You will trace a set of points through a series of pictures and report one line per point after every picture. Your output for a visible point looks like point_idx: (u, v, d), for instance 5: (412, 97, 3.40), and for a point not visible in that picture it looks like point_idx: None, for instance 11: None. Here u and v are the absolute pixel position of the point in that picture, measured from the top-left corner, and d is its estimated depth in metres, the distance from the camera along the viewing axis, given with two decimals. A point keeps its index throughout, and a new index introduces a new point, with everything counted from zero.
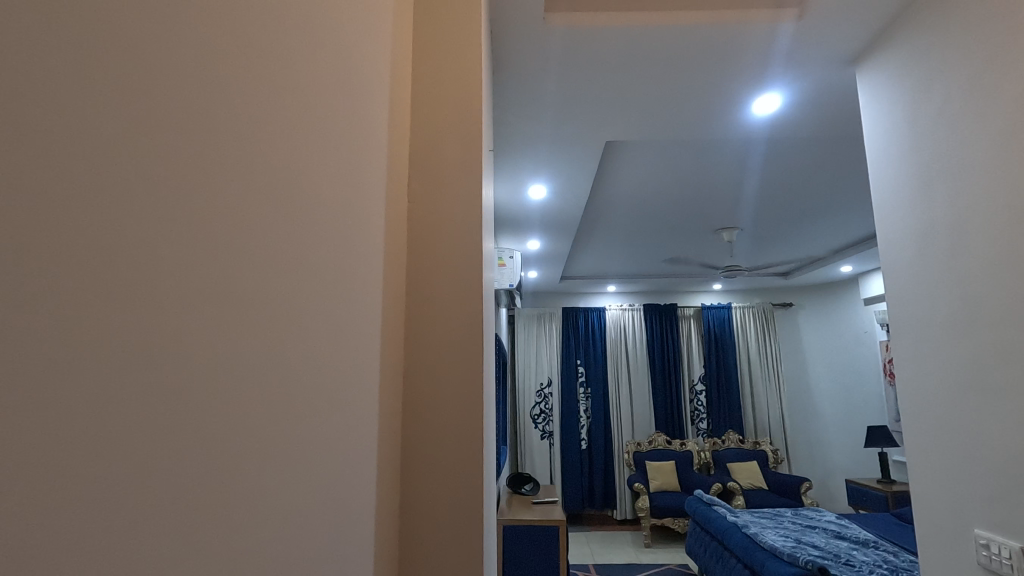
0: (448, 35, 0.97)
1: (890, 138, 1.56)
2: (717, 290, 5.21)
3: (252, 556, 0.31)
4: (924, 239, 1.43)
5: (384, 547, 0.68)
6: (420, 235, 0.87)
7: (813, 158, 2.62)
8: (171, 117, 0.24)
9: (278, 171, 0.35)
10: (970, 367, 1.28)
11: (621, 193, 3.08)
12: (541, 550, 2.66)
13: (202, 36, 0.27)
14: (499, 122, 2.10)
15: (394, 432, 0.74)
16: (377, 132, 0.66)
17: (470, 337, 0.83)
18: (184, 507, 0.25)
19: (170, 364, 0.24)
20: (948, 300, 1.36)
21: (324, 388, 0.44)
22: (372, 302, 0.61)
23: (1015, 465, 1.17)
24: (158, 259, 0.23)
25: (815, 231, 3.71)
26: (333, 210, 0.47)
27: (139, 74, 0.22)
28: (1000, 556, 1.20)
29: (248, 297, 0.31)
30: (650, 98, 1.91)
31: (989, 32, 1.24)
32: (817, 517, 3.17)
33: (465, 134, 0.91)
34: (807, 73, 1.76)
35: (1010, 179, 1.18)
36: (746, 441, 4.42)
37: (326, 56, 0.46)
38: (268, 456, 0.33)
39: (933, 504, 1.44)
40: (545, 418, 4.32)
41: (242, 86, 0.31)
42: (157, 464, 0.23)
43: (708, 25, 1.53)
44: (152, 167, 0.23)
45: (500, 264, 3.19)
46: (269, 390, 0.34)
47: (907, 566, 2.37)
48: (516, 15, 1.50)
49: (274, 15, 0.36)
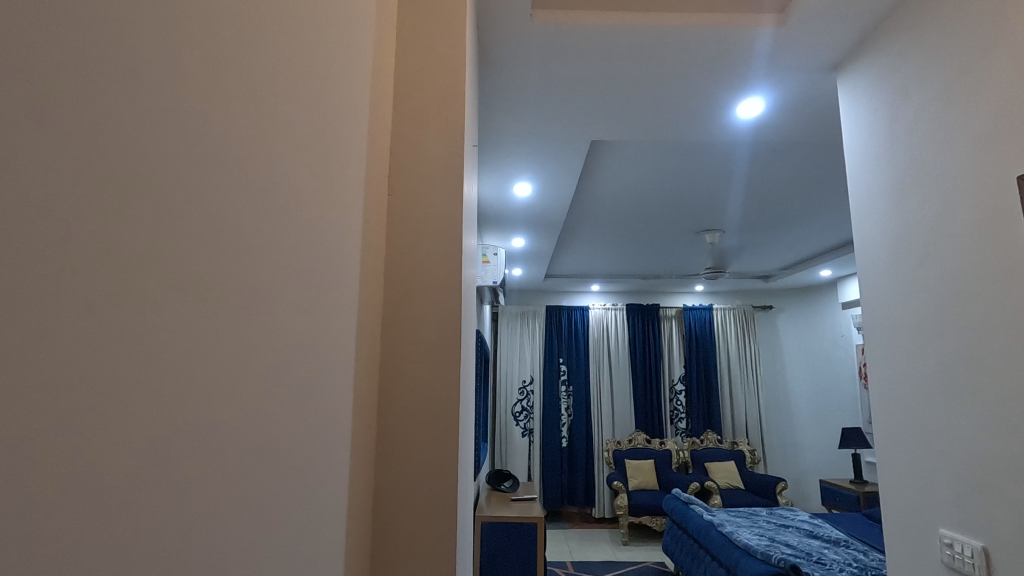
0: (430, 32, 0.99)
1: (868, 144, 1.63)
2: (699, 290, 5.28)
3: (220, 536, 0.34)
4: (897, 241, 1.50)
5: (356, 537, 0.71)
6: (397, 232, 0.89)
7: (795, 164, 2.69)
8: (153, 134, 0.27)
9: (248, 179, 0.37)
10: (940, 367, 1.34)
11: (607, 194, 3.13)
12: (518, 548, 2.70)
13: (187, 58, 0.30)
14: (485, 120, 2.13)
15: (367, 423, 0.77)
16: (354, 131, 0.69)
17: (444, 334, 0.86)
18: (157, 491, 0.28)
19: (144, 360, 0.27)
20: (918, 302, 1.42)
21: (294, 386, 0.46)
22: (346, 297, 0.64)
23: (979, 463, 1.24)
24: (138, 267, 0.26)
25: (797, 235, 3.78)
26: (308, 207, 0.50)
27: (124, 103, 0.25)
28: (963, 556, 1.26)
29: (220, 300, 0.34)
30: (636, 98, 1.95)
31: (957, 45, 1.31)
32: (790, 517, 3.27)
33: (444, 130, 0.94)
34: (788, 78, 1.82)
35: (977, 185, 1.25)
36: (724, 441, 4.51)
37: (304, 57, 0.49)
38: (230, 452, 0.35)
39: (901, 506, 1.50)
40: (526, 416, 4.36)
41: (220, 98, 0.33)
42: (133, 452, 0.26)
43: (690, 27, 1.57)
44: (122, 187, 0.25)
45: (483, 261, 3.27)
46: (236, 387, 0.36)
47: (876, 565, 2.44)
48: (505, 13, 1.53)
49: (249, 27, 0.38)
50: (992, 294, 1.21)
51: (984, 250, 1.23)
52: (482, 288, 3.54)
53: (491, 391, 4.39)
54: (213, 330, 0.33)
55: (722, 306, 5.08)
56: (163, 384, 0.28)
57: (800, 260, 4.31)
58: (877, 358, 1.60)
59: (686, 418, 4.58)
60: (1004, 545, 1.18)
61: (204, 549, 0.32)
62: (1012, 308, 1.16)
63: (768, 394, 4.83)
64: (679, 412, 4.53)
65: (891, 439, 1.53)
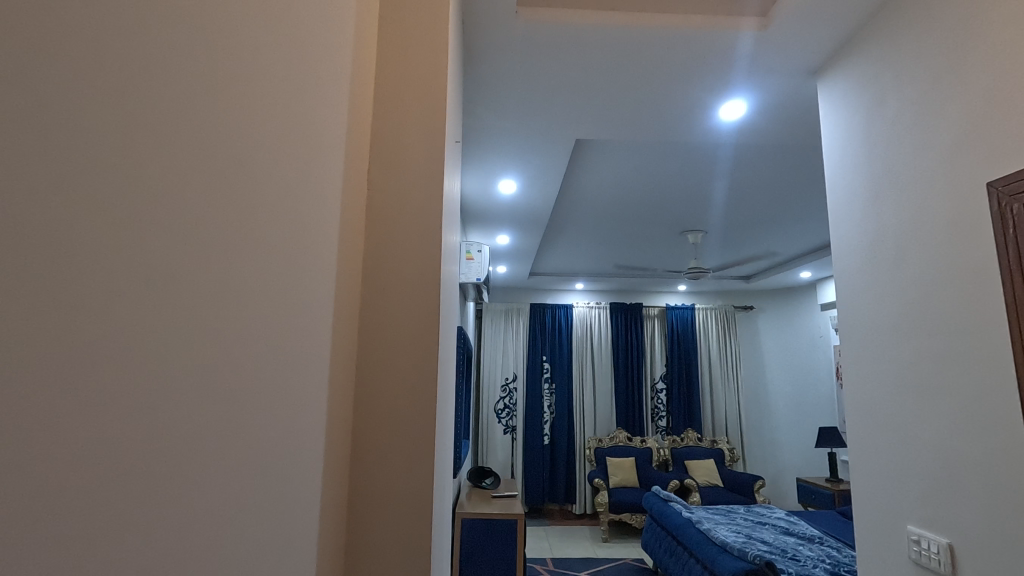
0: (415, 27, 1.00)
1: (846, 148, 1.67)
2: (681, 291, 5.32)
3: (194, 519, 0.35)
4: (872, 243, 1.54)
5: (330, 528, 0.72)
6: (377, 225, 0.90)
7: (777, 166, 2.73)
8: (131, 132, 0.28)
9: (223, 166, 0.38)
10: (911, 366, 1.38)
11: (591, 193, 3.15)
12: (499, 545, 2.71)
13: (168, 55, 0.31)
14: (469, 117, 2.13)
15: (343, 414, 0.78)
16: (334, 122, 0.69)
17: (422, 327, 0.87)
18: (131, 474, 0.29)
19: (121, 347, 0.28)
20: (892, 304, 1.46)
21: (267, 377, 0.47)
22: (323, 288, 0.65)
23: (947, 461, 1.28)
24: (116, 256, 0.27)
25: (779, 237, 3.84)
26: (287, 199, 0.51)
27: (103, 102, 0.26)
28: (931, 552, 1.31)
29: (198, 292, 0.35)
30: (620, 99, 1.97)
31: (932, 53, 1.35)
32: (767, 514, 3.33)
33: (427, 123, 0.95)
34: (769, 82, 1.85)
35: (948, 191, 1.29)
36: (703, 439, 4.57)
37: (285, 50, 0.50)
38: (202, 439, 0.36)
39: (871, 503, 1.55)
40: (508, 413, 4.37)
41: (201, 94, 0.35)
42: (106, 435, 0.27)
43: (671, 29, 1.58)
44: (102, 181, 0.26)
45: (467, 258, 3.26)
46: (203, 377, 0.36)
47: (848, 561, 2.49)
48: (491, 12, 1.54)
49: (229, 22, 0.39)
50: (961, 298, 1.25)
51: (953, 254, 1.27)
52: (465, 285, 3.54)
53: (474, 388, 4.39)
54: (179, 318, 0.33)
55: (704, 306, 5.15)
56: (124, 371, 0.28)
57: (781, 262, 4.38)
58: (850, 358, 1.64)
59: (667, 417, 4.63)
60: (968, 543, 1.22)
61: (167, 541, 0.32)
62: (981, 311, 1.20)
63: (747, 394, 4.91)
64: (659, 411, 4.59)
65: (863, 437, 1.58)
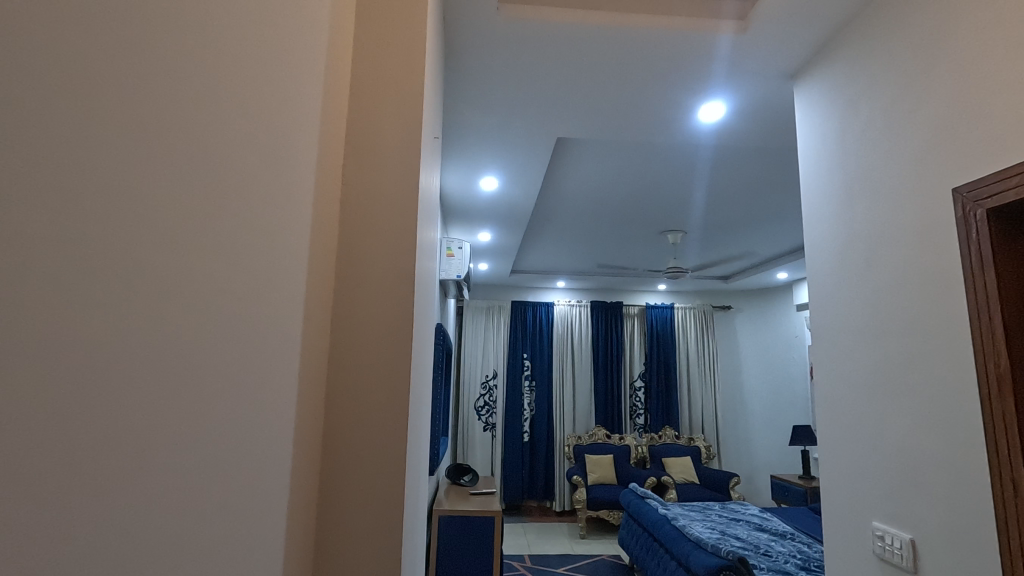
0: (392, 22, 0.99)
1: (824, 149, 1.71)
2: (661, 289, 5.38)
3: (157, 516, 0.35)
4: (846, 245, 1.57)
5: (299, 524, 0.72)
6: (352, 220, 0.90)
7: (755, 167, 2.78)
8: (91, 130, 0.28)
9: (192, 163, 0.38)
10: (882, 367, 1.41)
11: (573, 190, 3.16)
12: (475, 541, 2.71)
13: (133, 48, 0.31)
14: (449, 112, 2.12)
15: (314, 409, 0.78)
16: (308, 118, 0.69)
17: (395, 324, 0.87)
18: (91, 470, 0.29)
19: (81, 343, 0.28)
20: (864, 305, 1.49)
21: (235, 373, 0.46)
22: (294, 284, 0.65)
23: (912, 459, 1.31)
24: (74, 256, 0.27)
25: (757, 238, 3.90)
26: (258, 195, 0.51)
27: (60, 102, 0.26)
28: (894, 547, 1.35)
29: (163, 290, 0.35)
30: (600, 96, 1.98)
31: (904, 58, 1.38)
32: (741, 511, 3.38)
33: (403, 118, 0.95)
34: (747, 84, 1.87)
35: (916, 196, 1.32)
36: (680, 437, 4.63)
37: (257, 46, 0.50)
38: (168, 436, 0.36)
39: (840, 500, 1.59)
40: (488, 410, 4.37)
41: (168, 90, 0.34)
42: (64, 434, 0.27)
43: (651, 29, 1.59)
44: (62, 178, 0.26)
45: (448, 254, 3.22)
46: (165, 371, 0.35)
47: (818, 556, 2.55)
48: (473, 8, 1.54)
49: (199, 21, 0.39)
50: (928, 302, 1.27)
51: (920, 258, 1.30)
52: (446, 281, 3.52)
53: (453, 384, 4.38)
54: (144, 314, 0.33)
55: (683, 305, 5.21)
56: (82, 365, 0.28)
57: (758, 262, 4.45)
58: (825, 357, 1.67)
59: (644, 414, 4.68)
60: (929, 539, 1.25)
61: (129, 541, 0.32)
62: (948, 316, 1.22)
63: (722, 392, 4.99)
64: (637, 408, 4.63)
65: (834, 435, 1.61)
